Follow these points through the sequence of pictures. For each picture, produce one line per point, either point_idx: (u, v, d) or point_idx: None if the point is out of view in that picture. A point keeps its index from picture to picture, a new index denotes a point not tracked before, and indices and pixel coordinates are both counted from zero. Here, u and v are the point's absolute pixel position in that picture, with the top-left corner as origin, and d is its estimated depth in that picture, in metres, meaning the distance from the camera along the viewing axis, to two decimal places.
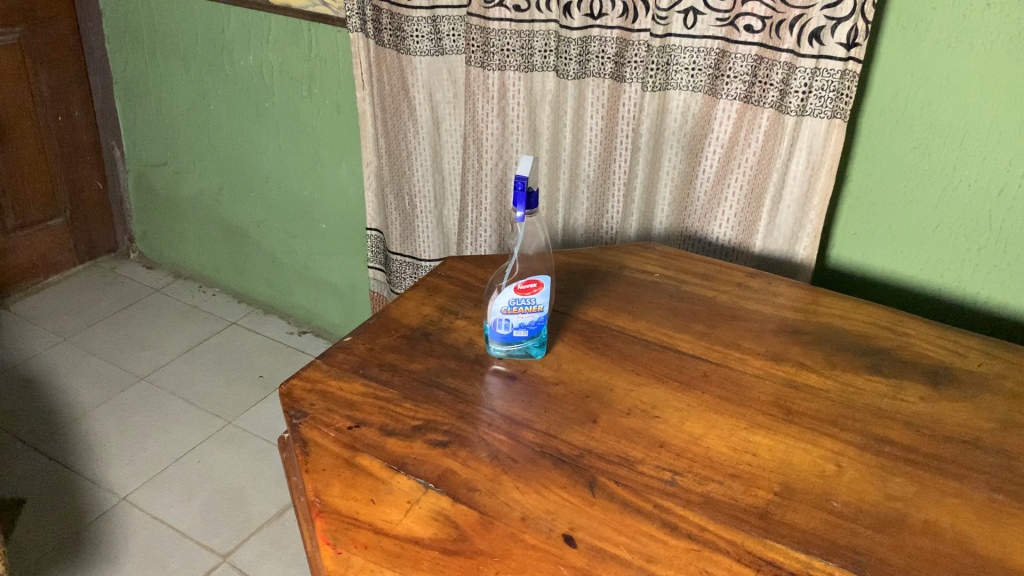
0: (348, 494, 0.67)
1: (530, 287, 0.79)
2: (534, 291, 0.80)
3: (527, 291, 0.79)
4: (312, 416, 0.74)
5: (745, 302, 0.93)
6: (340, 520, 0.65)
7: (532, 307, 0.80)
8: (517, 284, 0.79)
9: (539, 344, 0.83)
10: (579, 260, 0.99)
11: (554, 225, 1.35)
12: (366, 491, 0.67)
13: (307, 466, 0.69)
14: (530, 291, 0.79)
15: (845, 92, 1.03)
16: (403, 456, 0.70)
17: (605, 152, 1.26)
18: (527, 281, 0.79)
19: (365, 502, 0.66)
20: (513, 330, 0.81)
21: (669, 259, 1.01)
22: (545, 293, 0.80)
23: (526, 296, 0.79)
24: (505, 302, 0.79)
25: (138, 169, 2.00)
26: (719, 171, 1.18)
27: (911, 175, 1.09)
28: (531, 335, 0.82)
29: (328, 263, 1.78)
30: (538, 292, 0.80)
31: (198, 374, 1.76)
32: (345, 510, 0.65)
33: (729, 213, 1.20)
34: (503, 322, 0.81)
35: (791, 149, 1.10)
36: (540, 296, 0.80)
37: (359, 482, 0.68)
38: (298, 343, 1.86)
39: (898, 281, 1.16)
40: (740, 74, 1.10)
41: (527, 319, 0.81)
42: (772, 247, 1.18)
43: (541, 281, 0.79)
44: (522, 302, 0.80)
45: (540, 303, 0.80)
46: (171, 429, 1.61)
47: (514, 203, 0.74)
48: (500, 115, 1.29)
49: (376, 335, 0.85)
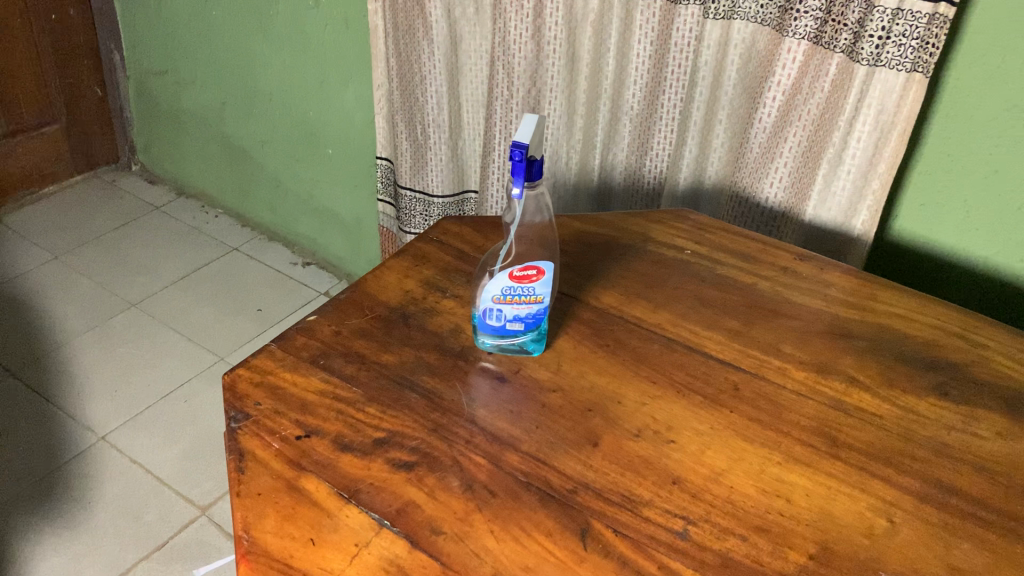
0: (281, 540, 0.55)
1: (529, 275, 0.65)
2: (532, 280, 0.65)
3: (524, 280, 0.65)
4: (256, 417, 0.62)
5: (790, 292, 0.78)
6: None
7: (529, 298, 0.66)
8: (512, 270, 0.65)
9: (538, 339, 0.69)
10: (596, 228, 0.84)
11: (589, 164, 1.20)
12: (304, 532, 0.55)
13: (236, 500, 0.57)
14: (527, 280, 0.65)
15: (932, 41, 0.86)
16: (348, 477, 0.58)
17: (652, 85, 1.10)
18: (524, 267, 0.65)
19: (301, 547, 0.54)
20: (506, 322, 0.67)
21: (705, 232, 0.86)
22: (546, 283, 0.66)
23: (523, 286, 0.65)
24: (496, 292, 0.66)
25: (138, 77, 1.87)
26: (777, 123, 1.01)
27: (999, 142, 0.92)
28: (528, 329, 0.68)
29: (334, 192, 1.64)
30: (537, 281, 0.66)
31: (193, 304, 1.65)
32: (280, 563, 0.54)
33: (780, 173, 1.03)
34: (494, 313, 0.67)
35: (858, 107, 0.94)
36: (540, 287, 0.66)
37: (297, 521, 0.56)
38: (301, 276, 1.74)
39: (971, 265, 1.00)
40: (812, 9, 0.92)
41: (523, 315, 0.67)
42: (826, 218, 1.03)
43: (541, 268, 0.65)
44: (518, 291, 0.66)
45: (541, 296, 0.66)
46: (159, 365, 1.52)
47: (510, 176, 0.59)
48: (535, 36, 1.12)
49: (346, 316, 0.71)
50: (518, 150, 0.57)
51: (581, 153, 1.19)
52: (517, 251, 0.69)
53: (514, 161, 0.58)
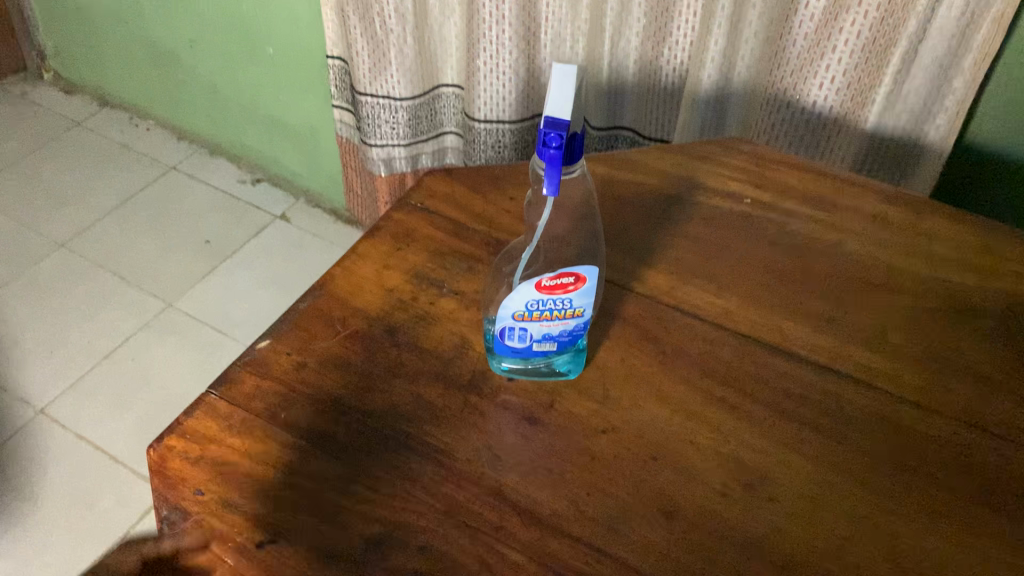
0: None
1: (565, 284, 0.47)
2: (568, 289, 0.47)
3: (558, 289, 0.47)
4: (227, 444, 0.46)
5: (884, 254, 0.60)
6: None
7: (564, 313, 0.48)
8: (540, 279, 0.46)
9: (575, 357, 0.52)
10: (626, 174, 0.65)
11: (597, 56, 0.96)
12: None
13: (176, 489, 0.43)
14: (562, 290, 0.47)
15: None
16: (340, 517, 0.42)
17: None
18: (558, 273, 0.46)
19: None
20: (533, 343, 0.50)
21: (766, 168, 0.67)
22: (587, 292, 0.48)
23: (556, 297, 0.47)
24: (519, 307, 0.48)
25: None
26: (828, 11, 0.76)
27: None
28: (563, 347, 0.51)
29: (281, 98, 1.40)
30: (574, 291, 0.47)
31: (131, 240, 1.44)
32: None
33: (834, 70, 0.79)
34: (516, 333, 0.49)
35: None
36: (578, 298, 0.48)
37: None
38: (252, 197, 1.53)
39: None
40: None
41: (557, 332, 0.49)
42: (889, 124, 0.83)
43: (581, 275, 0.47)
44: (550, 306, 0.48)
45: (580, 310, 0.48)
46: (98, 317, 1.32)
47: (543, 168, 0.40)
48: None
49: (312, 337, 0.53)
50: (556, 133, 0.39)
51: (588, 42, 0.95)
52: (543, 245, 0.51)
53: (549, 150, 0.39)
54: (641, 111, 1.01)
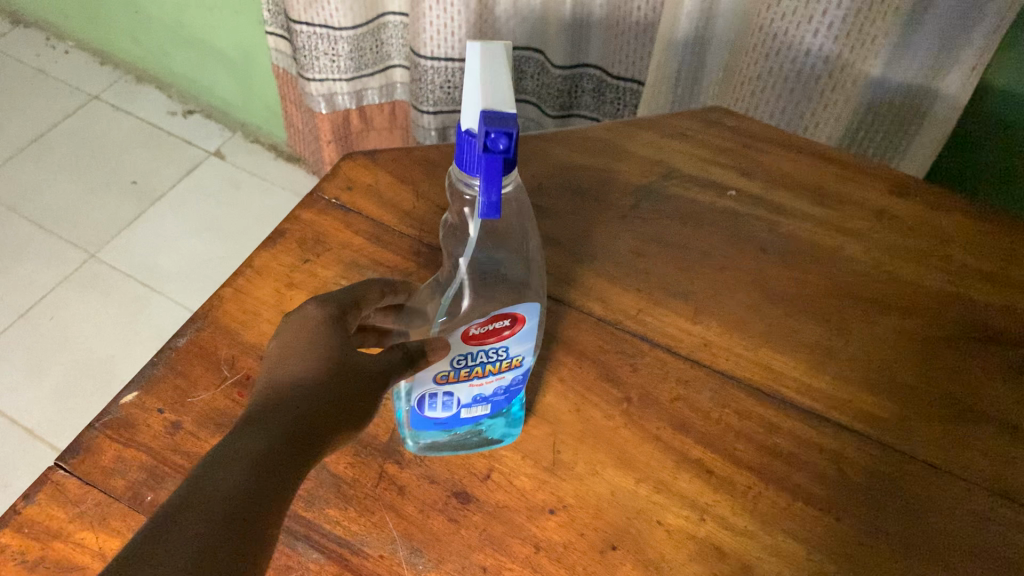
0: (258, 414, 0.33)
1: (498, 328, 0.37)
2: (502, 335, 0.37)
3: (489, 333, 0.37)
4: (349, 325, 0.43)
5: (892, 262, 0.50)
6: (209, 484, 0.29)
7: (498, 365, 0.38)
8: (469, 328, 0.37)
9: (513, 419, 0.42)
10: (586, 160, 0.54)
11: None
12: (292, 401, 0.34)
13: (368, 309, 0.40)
14: (494, 338, 0.37)
15: None
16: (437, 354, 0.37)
17: None
18: (490, 317, 0.37)
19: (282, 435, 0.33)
20: (462, 408, 0.40)
21: (754, 149, 0.56)
22: (526, 336, 0.38)
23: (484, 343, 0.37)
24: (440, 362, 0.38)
25: None
26: None
27: None
28: (497, 407, 0.41)
29: (208, 21, 1.22)
30: (510, 337, 0.37)
31: (48, 181, 1.30)
32: (243, 455, 0.31)
33: (830, 18, 0.66)
34: (439, 400, 0.40)
35: None
36: (515, 345, 0.38)
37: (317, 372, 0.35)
38: (182, 131, 1.39)
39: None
40: None
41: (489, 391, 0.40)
42: (897, 77, 0.69)
43: (519, 316, 0.37)
44: (480, 358, 0.38)
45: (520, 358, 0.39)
46: (10, 270, 1.19)
47: (480, 175, 0.32)
48: None
49: (191, 385, 0.43)
50: (502, 131, 0.31)
51: None
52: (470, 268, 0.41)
53: (492, 154, 0.31)
54: (608, 50, 0.86)
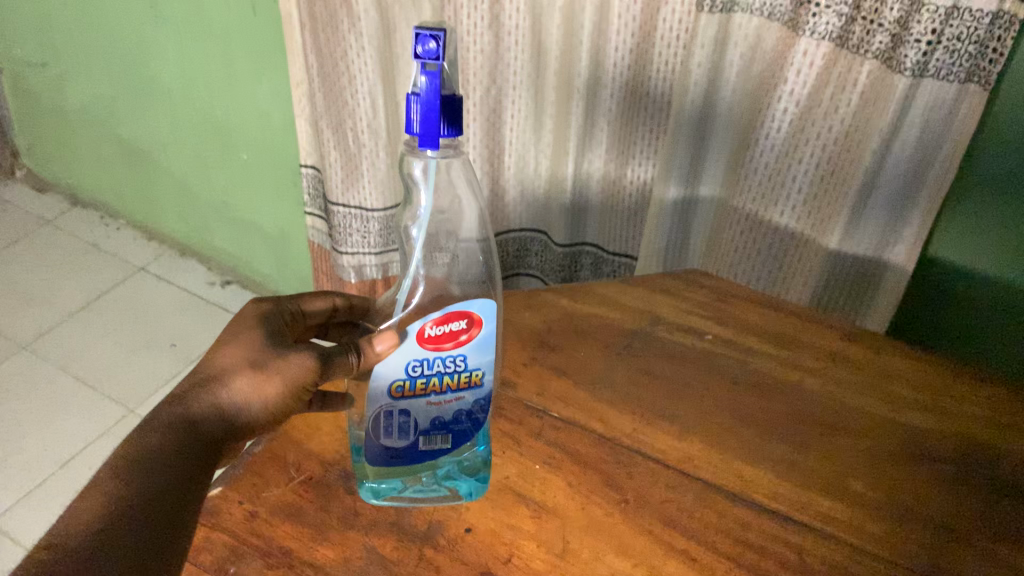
0: (156, 424, 0.47)
1: (456, 331, 0.49)
2: (460, 340, 0.50)
3: (444, 331, 0.49)
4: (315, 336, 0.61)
5: (845, 394, 0.61)
6: (108, 505, 0.42)
7: (460, 368, 0.51)
8: (432, 329, 0.49)
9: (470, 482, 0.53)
10: (590, 311, 0.66)
11: (561, 173, 0.96)
12: (199, 414, 0.48)
13: (316, 313, 0.58)
14: (454, 342, 0.49)
15: (993, 45, 0.64)
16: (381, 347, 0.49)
17: (631, 86, 0.84)
18: (451, 320, 0.49)
19: (175, 447, 0.46)
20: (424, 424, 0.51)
21: (728, 304, 0.68)
22: (479, 343, 0.50)
23: (440, 342, 0.49)
24: (402, 361, 0.49)
25: (7, 68, 1.59)
26: (790, 140, 0.78)
27: None
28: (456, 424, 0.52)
29: (252, 202, 1.39)
30: (468, 342, 0.50)
31: (95, 343, 1.42)
32: (128, 468, 0.44)
33: (794, 202, 0.82)
34: (404, 412, 0.51)
35: (896, 125, 0.72)
36: (471, 350, 0.50)
37: (232, 377, 0.49)
38: (220, 299, 1.53)
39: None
40: (836, 4, 0.68)
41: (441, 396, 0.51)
42: (852, 251, 0.82)
43: (475, 321, 0.50)
44: (445, 360, 0.50)
45: (473, 360, 0.51)
46: (54, 422, 1.29)
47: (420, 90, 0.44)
48: (493, 28, 0.85)
49: (264, 483, 0.52)
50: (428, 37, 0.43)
51: (552, 160, 0.95)
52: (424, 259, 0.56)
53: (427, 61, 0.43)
54: (604, 231, 0.99)
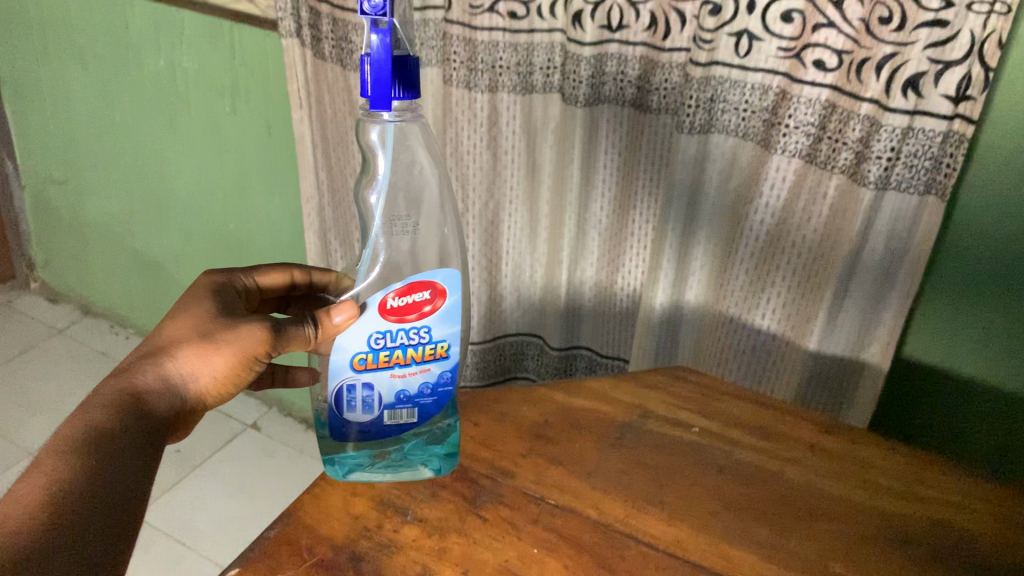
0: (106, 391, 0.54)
1: (419, 302, 0.58)
2: (424, 314, 0.58)
3: (405, 304, 0.57)
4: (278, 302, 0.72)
5: (824, 481, 0.64)
6: (69, 449, 0.49)
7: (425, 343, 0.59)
8: (400, 299, 0.57)
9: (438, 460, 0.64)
10: (583, 404, 0.71)
11: (555, 282, 1.02)
12: (150, 382, 0.55)
13: (271, 287, 0.69)
14: (416, 314, 0.58)
15: (947, 162, 0.70)
16: (339, 319, 0.57)
17: (620, 199, 0.92)
18: (418, 294, 0.58)
19: (127, 408, 0.53)
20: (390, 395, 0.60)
21: (714, 398, 0.72)
22: (441, 319, 0.59)
23: (401, 313, 0.57)
24: (364, 329, 0.57)
25: (34, 187, 1.71)
26: (768, 249, 0.84)
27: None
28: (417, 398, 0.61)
29: None
30: (431, 317, 0.59)
31: None
32: (87, 418, 0.51)
33: (773, 304, 0.87)
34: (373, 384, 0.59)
35: (865, 232, 0.78)
36: (433, 325, 0.59)
37: (180, 349, 0.57)
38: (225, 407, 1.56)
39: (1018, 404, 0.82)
40: (803, 125, 0.76)
41: (402, 367, 0.59)
42: (831, 351, 0.86)
43: (439, 294, 0.58)
44: (410, 332, 0.58)
45: (429, 333, 0.59)
46: None
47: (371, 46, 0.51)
48: (490, 147, 0.93)
49: (279, 562, 0.56)
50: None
51: (547, 270, 1.01)
52: (385, 226, 0.63)
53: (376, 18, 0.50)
54: (598, 335, 1.04)
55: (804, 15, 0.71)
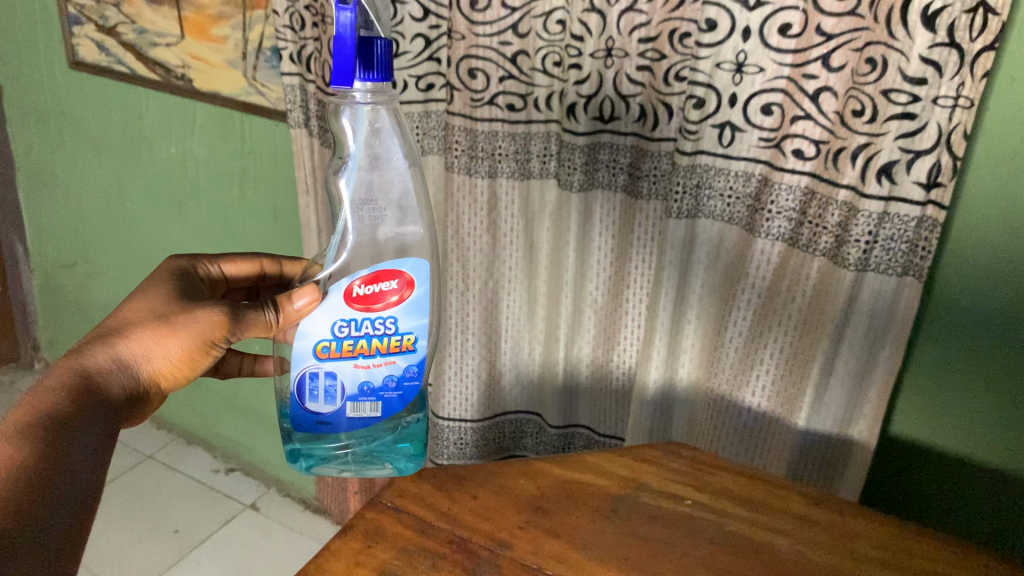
0: (61, 368, 0.59)
1: (384, 291, 0.61)
2: (387, 301, 0.61)
3: (372, 292, 0.61)
4: (250, 289, 0.80)
5: (814, 553, 0.66)
6: (20, 423, 0.54)
7: (390, 336, 0.62)
8: (363, 282, 0.60)
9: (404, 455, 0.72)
10: (579, 477, 0.73)
11: (553, 359, 1.05)
12: (103, 362, 0.61)
13: (238, 276, 0.77)
14: (380, 301, 0.61)
15: (922, 245, 0.74)
16: (302, 303, 0.61)
17: (614, 278, 0.96)
18: (382, 281, 0.61)
19: (78, 387, 0.58)
20: (353, 388, 0.63)
21: (705, 471, 0.75)
22: (406, 311, 0.62)
23: (367, 301, 0.61)
24: (330, 315, 0.61)
25: (44, 269, 1.76)
26: (756, 327, 0.87)
27: (1004, 337, 0.78)
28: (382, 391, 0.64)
29: (261, 392, 1.46)
30: (395, 308, 0.62)
31: (100, 529, 1.45)
32: (39, 396, 0.56)
33: (761, 382, 0.89)
34: (333, 375, 0.62)
35: (848, 312, 0.81)
36: (398, 314, 0.62)
37: (135, 332, 0.62)
38: (224, 486, 1.57)
39: (1005, 478, 0.84)
40: (785, 210, 0.80)
41: (366, 358, 0.62)
42: (819, 428, 0.88)
43: (404, 283, 0.62)
44: (374, 322, 0.62)
45: (396, 324, 0.62)
46: None
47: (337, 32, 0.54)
48: (490, 228, 0.96)
49: None
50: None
51: (544, 349, 1.05)
52: (353, 217, 0.65)
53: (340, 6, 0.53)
54: (595, 412, 1.06)
55: (782, 108, 0.76)
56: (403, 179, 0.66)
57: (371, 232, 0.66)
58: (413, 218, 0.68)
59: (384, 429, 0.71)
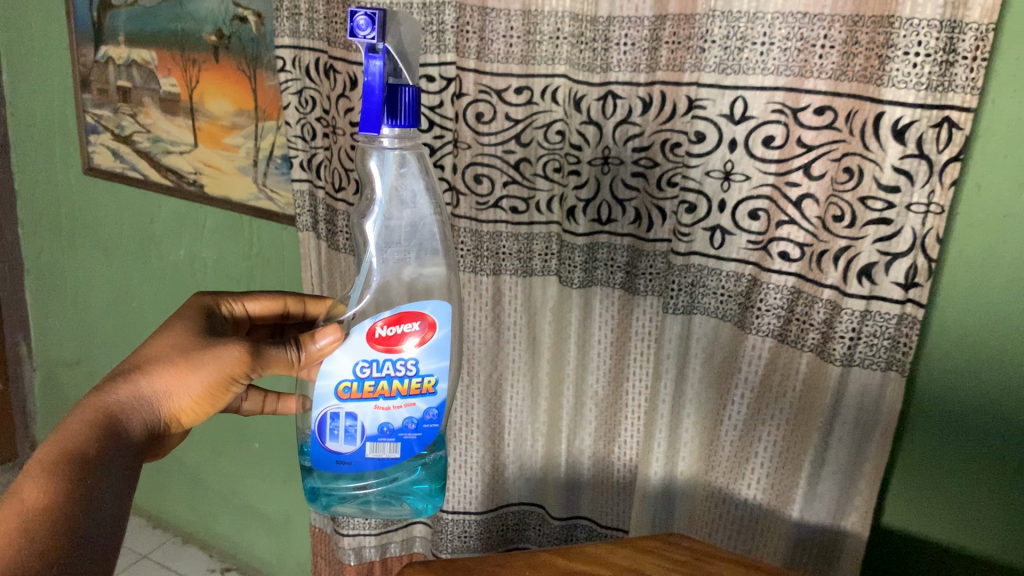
0: (86, 403, 0.61)
1: (406, 329, 0.64)
2: (407, 339, 0.64)
3: (393, 333, 0.63)
4: (275, 326, 0.84)
5: None
6: (51, 459, 0.55)
7: (411, 376, 0.65)
8: (387, 322, 0.63)
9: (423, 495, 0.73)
10: (585, 567, 0.75)
11: (556, 454, 1.08)
12: (126, 399, 0.62)
13: (263, 315, 0.81)
14: (401, 338, 0.64)
15: (904, 342, 0.78)
16: (324, 342, 0.63)
17: (614, 370, 1.00)
18: (405, 321, 0.63)
19: (102, 424, 0.60)
20: (374, 425, 0.65)
21: (705, 560, 0.77)
22: (426, 350, 0.65)
23: (388, 342, 0.63)
24: (351, 355, 0.63)
25: (47, 367, 1.78)
26: (750, 421, 0.90)
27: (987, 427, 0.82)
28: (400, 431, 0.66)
29: (259, 489, 1.47)
30: (416, 346, 0.64)
31: None
32: (67, 433, 0.58)
33: (756, 475, 0.92)
34: (354, 413, 0.64)
35: (836, 407, 0.84)
36: (418, 354, 0.65)
37: (158, 371, 0.64)
38: None
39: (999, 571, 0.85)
40: (773, 308, 0.84)
41: (386, 399, 0.65)
42: (813, 520, 0.90)
43: (424, 323, 0.64)
44: (395, 360, 0.64)
45: (416, 365, 0.65)
46: None
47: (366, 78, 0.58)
48: (494, 323, 1.01)
49: None
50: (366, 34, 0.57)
51: (547, 443, 1.08)
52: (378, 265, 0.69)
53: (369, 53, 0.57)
54: (597, 505, 1.08)
55: (768, 213, 0.82)
56: (425, 222, 0.70)
57: (390, 282, 0.70)
58: (434, 259, 0.71)
59: (405, 470, 0.71)
